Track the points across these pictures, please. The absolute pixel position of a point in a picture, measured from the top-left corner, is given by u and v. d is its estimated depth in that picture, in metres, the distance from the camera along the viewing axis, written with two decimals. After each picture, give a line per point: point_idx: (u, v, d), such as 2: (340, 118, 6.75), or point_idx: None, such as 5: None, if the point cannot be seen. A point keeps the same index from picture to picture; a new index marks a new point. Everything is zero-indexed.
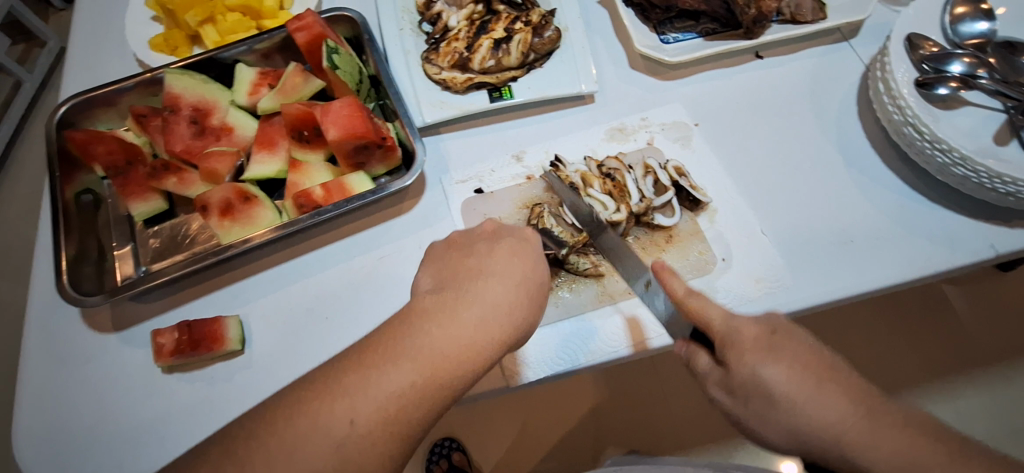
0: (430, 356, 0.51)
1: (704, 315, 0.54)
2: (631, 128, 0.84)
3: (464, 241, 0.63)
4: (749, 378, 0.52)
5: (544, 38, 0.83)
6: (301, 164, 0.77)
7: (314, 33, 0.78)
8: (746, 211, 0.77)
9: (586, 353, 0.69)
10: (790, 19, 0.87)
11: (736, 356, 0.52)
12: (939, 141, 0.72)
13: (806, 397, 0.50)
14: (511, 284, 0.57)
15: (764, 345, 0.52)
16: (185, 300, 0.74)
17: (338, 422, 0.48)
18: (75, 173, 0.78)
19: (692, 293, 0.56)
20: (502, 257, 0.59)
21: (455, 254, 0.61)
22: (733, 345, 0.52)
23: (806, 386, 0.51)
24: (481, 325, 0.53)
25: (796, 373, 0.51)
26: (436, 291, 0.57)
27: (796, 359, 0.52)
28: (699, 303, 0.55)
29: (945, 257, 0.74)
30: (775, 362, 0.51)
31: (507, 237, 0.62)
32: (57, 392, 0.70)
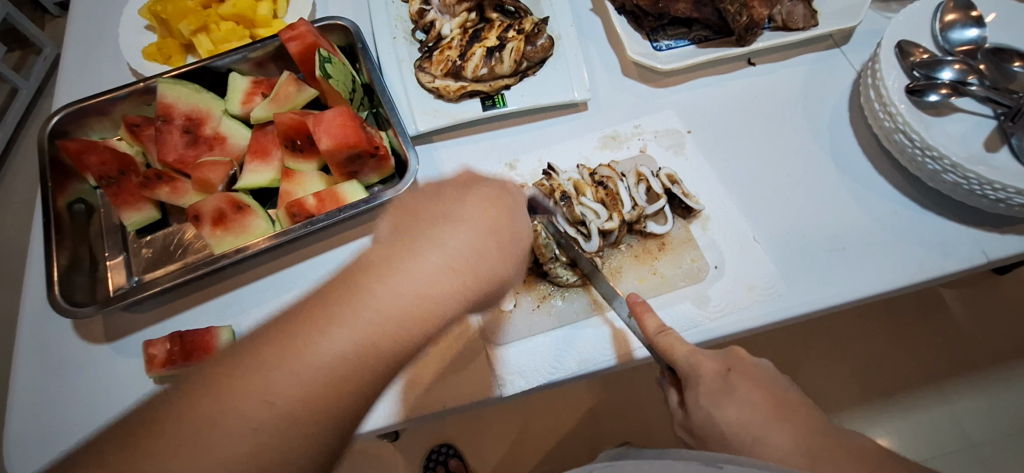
0: (381, 320, 0.46)
1: (670, 353, 0.59)
2: (625, 135, 0.84)
3: (434, 188, 0.57)
4: (704, 420, 0.57)
5: (537, 46, 0.83)
6: (294, 173, 0.77)
7: (306, 42, 0.78)
8: (738, 217, 0.77)
9: (570, 364, 0.69)
10: (782, 26, 0.87)
11: (692, 398, 0.57)
12: (930, 148, 0.72)
13: (753, 438, 0.54)
14: (478, 237, 0.52)
15: (717, 386, 0.57)
16: (178, 311, 0.74)
17: (264, 397, 0.42)
18: (67, 183, 0.78)
19: (664, 330, 0.60)
20: (471, 208, 0.53)
21: (421, 200, 0.55)
22: (691, 387, 0.58)
23: (752, 426, 0.54)
24: (435, 277, 0.49)
25: (745, 415, 0.55)
26: (394, 239, 0.51)
27: (746, 401, 0.56)
28: (667, 340, 0.59)
29: (937, 262, 0.74)
30: (728, 404, 0.56)
31: (479, 185, 0.56)
32: (49, 403, 0.70)
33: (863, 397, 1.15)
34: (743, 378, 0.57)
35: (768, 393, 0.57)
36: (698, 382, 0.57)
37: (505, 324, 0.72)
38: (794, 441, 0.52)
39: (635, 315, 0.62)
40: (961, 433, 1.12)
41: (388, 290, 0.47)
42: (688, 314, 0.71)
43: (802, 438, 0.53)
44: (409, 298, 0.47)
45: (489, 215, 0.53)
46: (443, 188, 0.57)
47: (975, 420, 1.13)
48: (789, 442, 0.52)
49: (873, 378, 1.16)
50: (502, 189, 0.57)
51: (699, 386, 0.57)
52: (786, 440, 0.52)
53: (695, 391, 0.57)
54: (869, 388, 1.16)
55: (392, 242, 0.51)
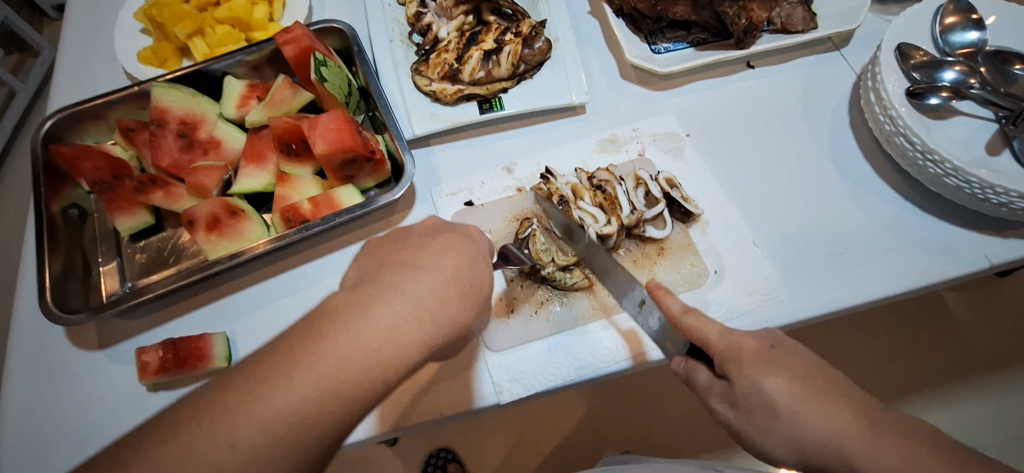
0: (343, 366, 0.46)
1: (699, 331, 0.54)
2: (623, 138, 0.84)
3: (400, 234, 0.59)
4: (750, 392, 0.51)
5: (534, 49, 0.83)
6: (290, 177, 0.76)
7: (302, 46, 0.78)
8: (738, 222, 0.76)
9: (578, 369, 0.68)
10: (781, 28, 0.87)
11: (735, 369, 0.51)
12: (931, 152, 0.71)
13: (810, 409, 0.49)
14: (439, 284, 0.52)
15: (765, 358, 0.51)
16: (172, 317, 0.73)
17: (219, 444, 0.43)
18: (61, 188, 0.77)
19: (689, 309, 0.56)
20: (435, 254, 0.54)
21: (386, 246, 0.56)
22: (732, 358, 0.52)
23: (809, 396, 0.49)
24: (395, 326, 0.49)
25: (799, 384, 0.50)
26: (354, 286, 0.52)
27: (796, 372, 0.51)
28: (693, 320, 0.55)
29: (938, 267, 0.74)
30: (776, 375, 0.50)
31: (444, 233, 0.58)
32: (41, 412, 0.69)
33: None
34: (788, 351, 0.53)
35: (817, 365, 0.52)
36: (743, 351, 0.52)
37: (505, 330, 0.71)
38: (852, 413, 0.49)
39: (655, 299, 0.57)
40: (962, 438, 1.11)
41: (349, 337, 0.47)
42: None
43: (859, 410, 0.49)
44: (368, 346, 0.47)
45: (450, 262, 0.54)
46: (408, 234, 0.58)
47: (977, 426, 1.11)
48: (848, 415, 0.49)
49: (873, 383, 1.15)
50: (465, 234, 0.59)
51: (744, 357, 0.51)
52: (844, 411, 0.49)
53: (741, 362, 0.51)
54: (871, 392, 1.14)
55: (352, 290, 0.51)
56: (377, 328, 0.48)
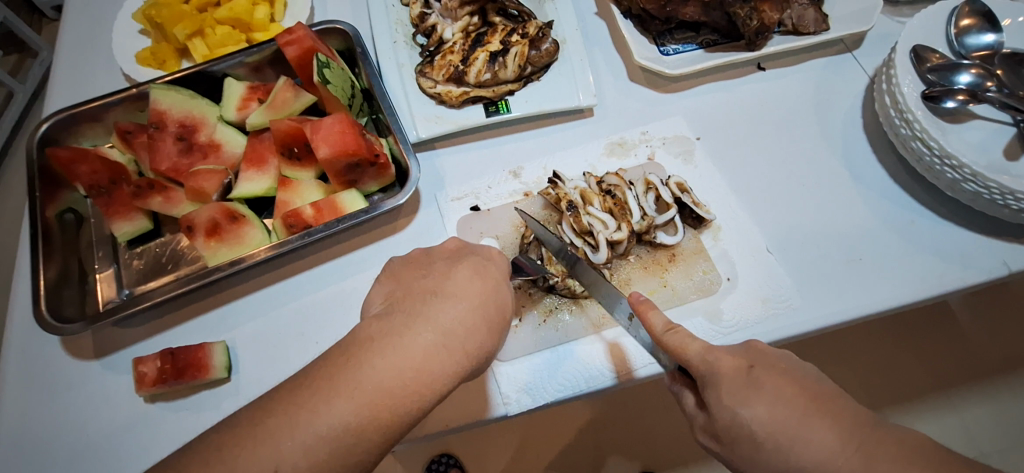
0: (376, 388, 0.46)
1: (682, 349, 0.53)
2: (632, 142, 0.82)
3: (424, 257, 0.58)
4: (731, 423, 0.50)
5: (541, 50, 0.80)
6: (291, 182, 0.74)
7: (304, 47, 0.76)
8: (750, 227, 0.74)
9: (569, 384, 0.67)
10: (793, 30, 0.85)
11: (715, 399, 0.51)
12: (949, 157, 0.70)
13: (791, 438, 0.48)
14: (464, 307, 0.51)
15: (744, 385, 0.50)
16: (170, 326, 0.71)
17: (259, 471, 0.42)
18: (57, 192, 0.76)
19: (672, 327, 0.54)
20: (460, 279, 0.53)
21: (411, 271, 0.56)
22: (711, 387, 0.51)
23: (789, 423, 0.49)
24: (430, 353, 0.48)
25: (780, 411, 0.49)
26: (384, 312, 0.51)
27: (776, 398, 0.50)
28: (677, 339, 0.53)
29: (955, 274, 0.72)
30: (753, 402, 0.49)
31: (467, 256, 0.57)
32: (37, 423, 0.67)
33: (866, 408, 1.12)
34: (771, 371, 0.51)
35: (801, 385, 0.50)
36: (721, 377, 0.51)
37: (512, 339, 0.69)
38: (838, 437, 0.47)
39: (637, 314, 0.56)
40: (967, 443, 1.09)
41: (381, 360, 0.47)
42: (699, 329, 0.68)
43: (845, 433, 0.48)
44: (400, 368, 0.47)
45: (475, 286, 0.53)
46: (433, 258, 0.58)
47: (983, 432, 1.09)
48: (833, 439, 0.47)
49: (877, 388, 1.14)
50: (488, 256, 0.57)
51: (723, 385, 0.51)
52: (828, 435, 0.48)
53: (719, 390, 0.51)
54: (875, 397, 1.13)
55: (383, 316, 0.51)
56: (411, 350, 0.48)
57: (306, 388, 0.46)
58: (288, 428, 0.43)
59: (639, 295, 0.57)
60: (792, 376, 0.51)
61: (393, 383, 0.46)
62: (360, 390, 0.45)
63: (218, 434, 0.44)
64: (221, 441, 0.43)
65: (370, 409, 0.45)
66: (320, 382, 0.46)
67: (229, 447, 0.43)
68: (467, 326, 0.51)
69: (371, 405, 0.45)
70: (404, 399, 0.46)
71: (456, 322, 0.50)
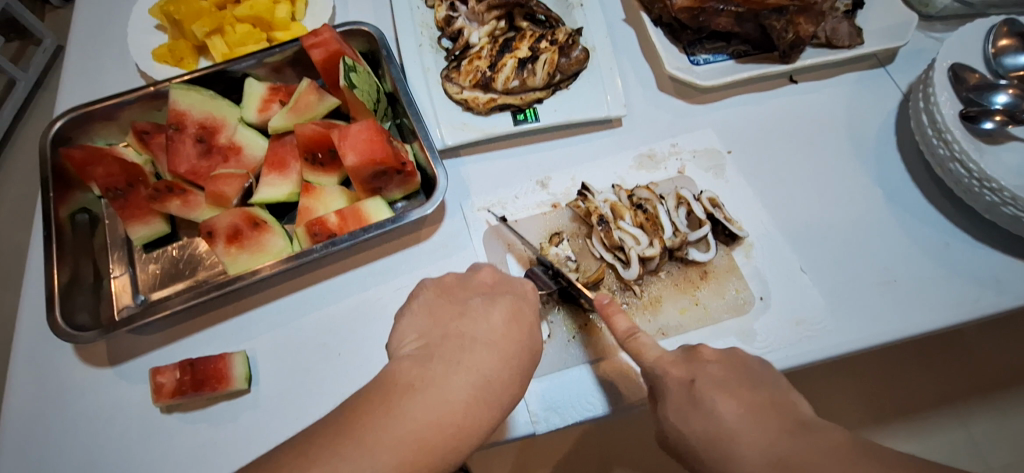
0: (415, 439, 0.45)
1: (638, 357, 0.56)
2: (661, 154, 0.80)
3: (460, 290, 0.58)
4: (677, 440, 0.51)
5: (571, 58, 0.79)
6: (314, 188, 0.72)
7: (330, 50, 0.74)
8: (784, 247, 0.73)
9: (595, 406, 0.65)
10: (826, 43, 0.83)
11: (663, 416, 0.52)
12: (988, 179, 0.69)
13: (721, 454, 0.47)
14: (498, 355, 0.52)
15: (684, 400, 0.51)
16: (186, 334, 0.69)
17: None
18: (70, 192, 0.73)
19: (633, 333, 0.57)
20: (496, 323, 0.54)
21: (448, 307, 0.56)
22: (661, 402, 0.53)
23: (720, 436, 0.48)
24: (471, 408, 0.49)
25: (713, 425, 0.48)
26: (420, 355, 0.51)
27: (712, 412, 0.49)
28: (636, 345, 0.56)
29: (992, 299, 0.71)
30: (694, 417, 0.50)
31: (505, 294, 0.57)
32: (49, 433, 0.65)
33: (879, 418, 1.10)
34: (709, 384, 0.51)
35: (734, 397, 0.49)
36: (666, 392, 0.53)
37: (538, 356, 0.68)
38: (761, 453, 0.45)
39: (604, 316, 0.59)
40: (979, 456, 1.08)
41: (423, 410, 0.47)
42: (733, 349, 0.67)
43: (768, 445, 0.46)
44: (441, 419, 0.47)
45: (512, 333, 0.54)
46: (469, 293, 0.58)
47: (997, 447, 1.08)
48: (756, 455, 0.46)
49: (892, 398, 1.12)
50: (525, 295, 0.58)
51: (668, 402, 0.52)
52: (752, 452, 0.46)
53: (665, 406, 0.52)
54: (890, 410, 1.11)
55: (420, 360, 0.51)
56: (450, 400, 0.48)
57: (344, 435, 0.45)
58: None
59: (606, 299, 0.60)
60: (732, 390, 0.50)
61: (429, 435, 0.46)
62: (397, 431, 0.45)
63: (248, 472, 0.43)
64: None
65: (415, 461, 0.45)
66: (358, 427, 0.45)
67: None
68: (501, 376, 0.52)
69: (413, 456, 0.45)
70: (441, 450, 0.47)
71: (492, 373, 0.51)
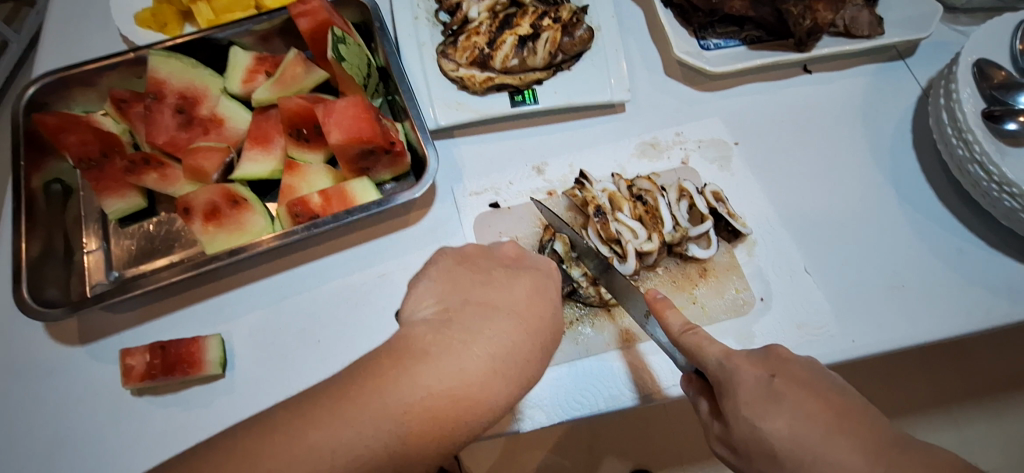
0: (424, 409, 0.43)
1: (698, 354, 0.50)
2: (665, 143, 0.77)
3: (481, 259, 0.54)
4: (749, 436, 0.47)
5: (575, 38, 0.74)
6: (299, 166, 0.69)
7: (318, 19, 0.69)
8: (790, 246, 0.70)
9: (583, 405, 0.62)
10: (844, 32, 0.79)
11: (732, 411, 0.47)
12: (1009, 184, 0.65)
13: (813, 457, 0.44)
14: (522, 326, 0.49)
15: (763, 398, 0.46)
16: (160, 314, 0.66)
17: None
18: (43, 161, 0.70)
19: (688, 328, 0.52)
20: (520, 294, 0.51)
21: (468, 273, 0.52)
22: (729, 397, 0.48)
23: (811, 441, 0.44)
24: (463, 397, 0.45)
25: (801, 426, 0.45)
26: (439, 320, 0.48)
27: (798, 413, 0.45)
28: (694, 340, 0.50)
29: (1003, 308, 0.68)
30: (774, 415, 0.46)
31: (528, 269, 0.54)
32: (18, 412, 0.63)
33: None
34: (795, 385, 0.47)
35: (823, 401, 0.46)
36: (739, 388, 0.47)
37: None
38: (863, 459, 0.43)
39: (654, 312, 0.53)
40: None
41: (433, 378, 0.44)
42: None
43: (870, 455, 0.43)
44: (450, 387, 0.44)
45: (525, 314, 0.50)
46: (491, 263, 0.54)
47: None
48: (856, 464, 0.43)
49: None
50: (549, 272, 0.55)
51: (742, 399, 0.47)
52: (850, 457, 0.43)
53: (738, 403, 0.47)
54: None
55: (437, 326, 0.47)
56: (467, 372, 0.45)
57: (350, 396, 0.42)
58: (331, 442, 0.40)
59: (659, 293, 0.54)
60: (816, 390, 0.47)
61: (442, 404, 0.43)
62: (400, 398, 0.42)
63: (247, 435, 0.40)
64: (245, 447, 0.40)
65: (419, 431, 0.42)
66: (358, 406, 0.42)
67: (255, 455, 0.39)
68: (524, 349, 0.48)
69: (419, 422, 0.42)
70: (450, 418, 0.44)
71: (515, 344, 0.48)
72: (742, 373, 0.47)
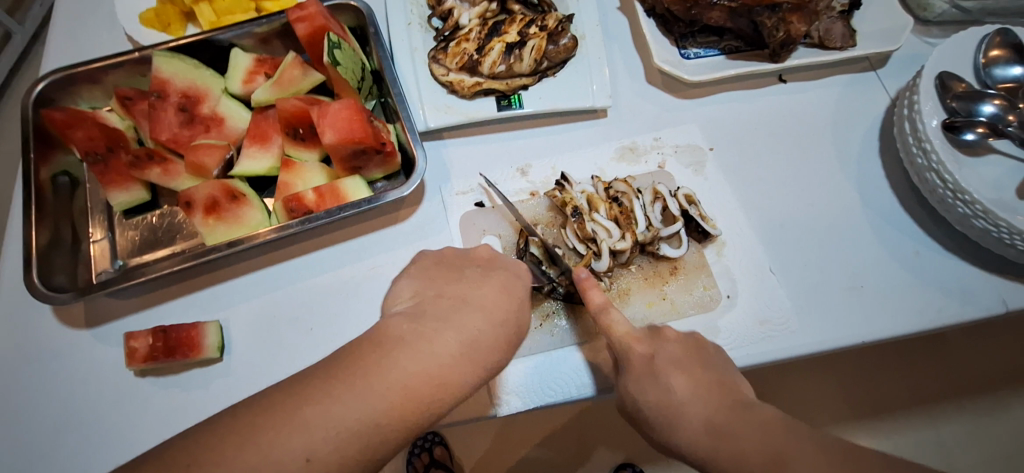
0: (403, 388, 0.47)
1: (607, 329, 0.58)
2: (643, 147, 0.81)
3: (458, 261, 0.60)
4: (631, 403, 0.54)
5: (559, 46, 0.78)
6: (294, 163, 0.73)
7: (316, 25, 0.73)
8: (756, 247, 0.74)
9: (551, 389, 0.67)
10: (818, 43, 0.82)
11: (626, 385, 0.55)
12: (962, 191, 0.69)
13: (670, 415, 0.49)
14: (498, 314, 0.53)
15: (643, 372, 0.54)
16: (161, 301, 0.71)
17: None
18: (51, 153, 0.74)
19: (607, 305, 0.60)
20: (490, 291, 0.56)
21: (444, 271, 0.58)
22: (626, 372, 0.56)
23: (673, 400, 0.50)
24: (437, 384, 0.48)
25: (668, 394, 0.51)
26: (412, 312, 0.52)
27: (668, 385, 0.51)
28: (607, 319, 0.59)
29: (954, 308, 0.73)
30: (652, 382, 0.52)
31: (499, 270, 0.59)
32: (28, 390, 0.67)
33: (848, 413, 1.13)
34: (670, 364, 0.53)
35: (690, 374, 0.52)
36: (631, 366, 0.55)
37: None
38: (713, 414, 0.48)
39: (581, 292, 0.62)
40: (941, 456, 1.11)
41: (410, 361, 0.48)
42: None
43: (712, 408, 0.48)
44: (426, 371, 0.48)
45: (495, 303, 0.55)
46: (465, 263, 0.60)
47: (959, 446, 1.12)
48: (699, 408, 0.48)
49: (863, 394, 1.14)
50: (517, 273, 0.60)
51: (629, 372, 0.55)
52: (698, 406, 0.49)
53: (627, 378, 0.55)
54: (858, 408, 1.13)
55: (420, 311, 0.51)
56: (440, 355, 0.49)
57: (338, 378, 0.46)
58: (322, 417, 0.44)
59: (585, 274, 0.63)
60: (685, 366, 0.53)
61: (415, 383, 0.47)
62: (382, 379, 0.46)
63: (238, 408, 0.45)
64: (236, 417, 0.44)
65: (397, 408, 0.46)
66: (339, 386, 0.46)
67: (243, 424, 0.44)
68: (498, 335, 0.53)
69: (398, 402, 0.46)
70: (427, 398, 0.48)
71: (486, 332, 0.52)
72: (635, 346, 0.56)
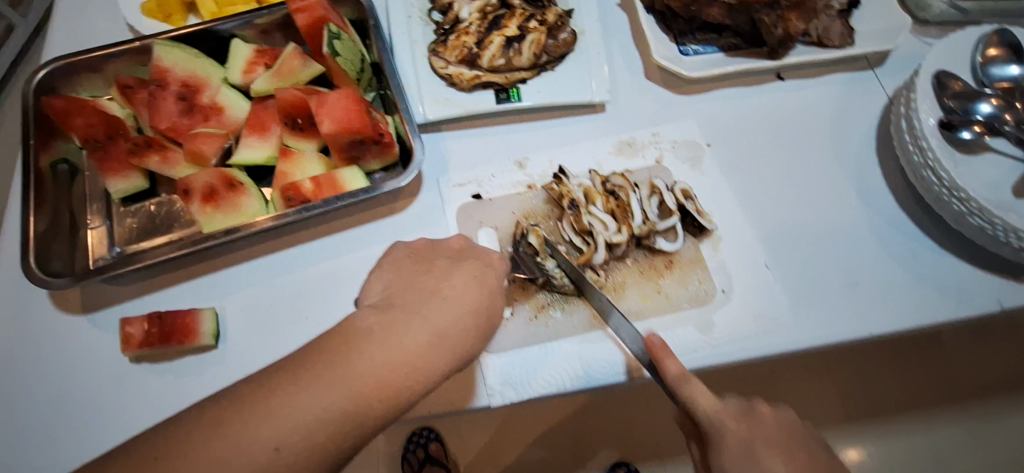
0: (372, 380, 0.47)
1: (691, 403, 0.57)
2: (641, 143, 0.81)
3: (427, 253, 0.60)
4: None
5: (559, 40, 0.79)
6: (293, 153, 0.73)
7: (316, 16, 0.74)
8: (751, 243, 0.75)
9: (546, 381, 0.67)
10: (816, 41, 0.83)
11: (717, 462, 0.57)
12: (958, 189, 0.70)
13: None
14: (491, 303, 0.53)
15: (742, 456, 0.56)
16: (157, 289, 0.71)
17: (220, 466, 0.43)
18: (51, 140, 0.74)
19: (686, 377, 0.57)
20: (459, 280, 0.55)
21: (421, 261, 0.58)
22: (717, 450, 0.57)
23: None
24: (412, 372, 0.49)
25: None
26: (381, 306, 0.53)
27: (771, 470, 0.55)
28: (690, 391, 0.57)
29: (950, 306, 0.73)
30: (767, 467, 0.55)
31: (470, 259, 0.59)
32: (23, 375, 0.67)
33: (844, 415, 1.13)
34: (768, 447, 0.57)
35: (790, 457, 0.57)
36: (722, 445, 0.56)
37: (507, 334, 0.69)
38: None
39: (654, 358, 0.59)
40: (937, 458, 1.11)
41: (376, 351, 0.48)
42: (692, 338, 0.69)
43: None
44: (393, 362, 0.48)
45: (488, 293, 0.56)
46: (436, 254, 0.60)
47: (955, 449, 1.12)
48: None
49: (860, 396, 1.14)
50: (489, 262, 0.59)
51: (724, 453, 0.56)
52: None
53: (719, 455, 0.57)
54: (854, 410, 1.13)
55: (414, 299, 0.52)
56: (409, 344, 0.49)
57: (315, 368, 0.47)
58: (289, 407, 0.45)
59: (657, 339, 0.59)
60: (786, 451, 0.57)
61: (384, 374, 0.47)
62: (351, 369, 0.47)
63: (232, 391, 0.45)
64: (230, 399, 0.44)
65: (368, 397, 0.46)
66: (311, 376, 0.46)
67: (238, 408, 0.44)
68: None
69: (366, 392, 0.46)
70: (398, 388, 0.48)
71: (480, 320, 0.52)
72: (732, 428, 0.56)
